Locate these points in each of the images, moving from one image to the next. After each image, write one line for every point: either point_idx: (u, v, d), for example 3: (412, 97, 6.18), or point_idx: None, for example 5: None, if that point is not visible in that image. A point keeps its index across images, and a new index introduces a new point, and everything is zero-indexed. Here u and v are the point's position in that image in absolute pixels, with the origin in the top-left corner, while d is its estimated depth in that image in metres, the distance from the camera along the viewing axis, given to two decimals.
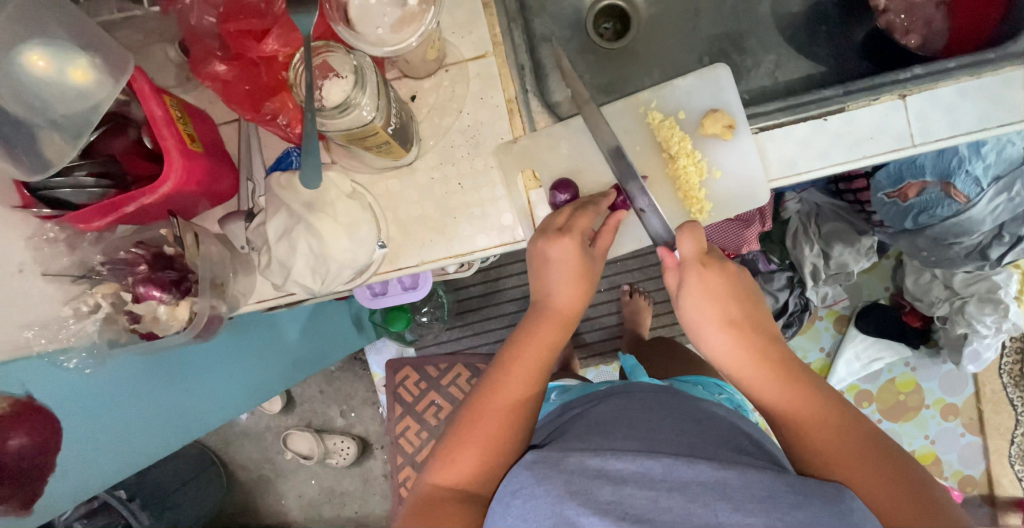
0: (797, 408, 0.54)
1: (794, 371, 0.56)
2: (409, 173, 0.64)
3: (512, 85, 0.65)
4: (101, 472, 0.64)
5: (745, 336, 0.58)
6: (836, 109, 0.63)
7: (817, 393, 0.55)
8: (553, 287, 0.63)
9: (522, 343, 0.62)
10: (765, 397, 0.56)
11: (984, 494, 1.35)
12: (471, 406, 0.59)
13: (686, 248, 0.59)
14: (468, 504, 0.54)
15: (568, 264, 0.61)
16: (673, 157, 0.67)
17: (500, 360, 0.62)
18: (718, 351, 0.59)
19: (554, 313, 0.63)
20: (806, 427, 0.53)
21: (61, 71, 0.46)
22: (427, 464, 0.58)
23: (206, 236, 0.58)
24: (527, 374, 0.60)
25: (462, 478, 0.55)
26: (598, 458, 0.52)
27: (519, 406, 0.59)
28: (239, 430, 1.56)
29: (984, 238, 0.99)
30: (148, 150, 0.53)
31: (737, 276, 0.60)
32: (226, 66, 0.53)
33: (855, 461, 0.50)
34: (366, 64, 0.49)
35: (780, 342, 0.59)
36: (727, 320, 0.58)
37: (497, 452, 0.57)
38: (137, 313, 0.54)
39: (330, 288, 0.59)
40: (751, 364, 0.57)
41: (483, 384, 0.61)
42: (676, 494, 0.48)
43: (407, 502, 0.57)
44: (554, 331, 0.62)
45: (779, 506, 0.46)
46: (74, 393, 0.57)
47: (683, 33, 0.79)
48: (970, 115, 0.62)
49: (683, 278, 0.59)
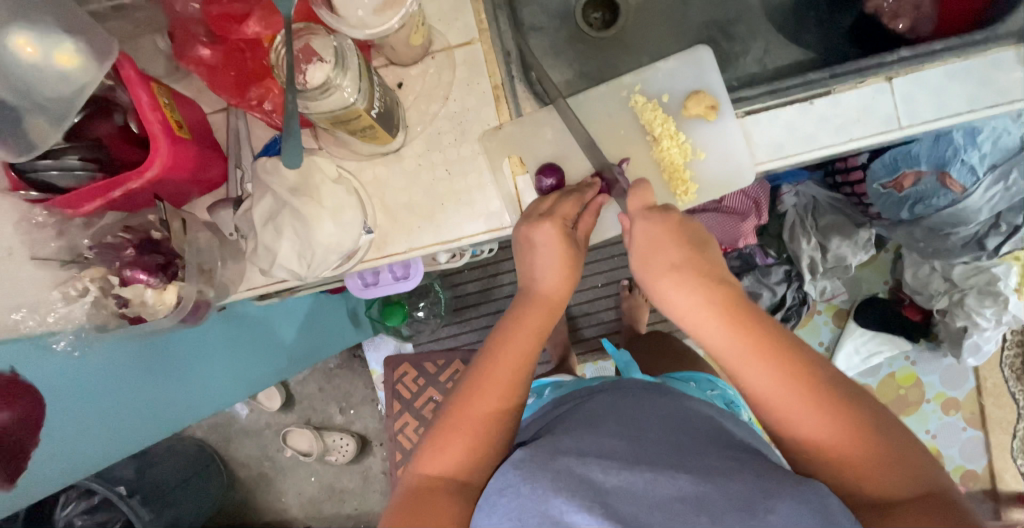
0: (745, 361, 0.52)
1: (741, 312, 0.54)
2: (396, 160, 0.64)
3: (498, 71, 0.65)
4: (92, 459, 0.64)
5: (695, 281, 0.56)
6: (823, 92, 0.63)
7: (765, 336, 0.52)
8: (540, 272, 0.63)
9: (510, 331, 0.61)
10: (715, 347, 0.54)
11: (987, 489, 1.33)
12: (460, 393, 0.59)
13: (634, 204, 0.61)
14: (460, 493, 0.54)
15: (552, 248, 0.62)
16: (657, 139, 0.68)
17: (488, 347, 0.62)
18: (668, 300, 0.57)
19: (542, 299, 0.63)
20: (753, 382, 0.52)
21: (47, 55, 0.47)
22: (417, 452, 0.58)
23: (195, 223, 0.59)
24: (514, 360, 0.60)
25: (449, 467, 0.56)
26: (582, 465, 0.53)
27: (509, 395, 0.59)
28: (239, 428, 1.56)
29: (981, 228, 0.98)
30: (136, 136, 0.54)
31: (678, 221, 0.60)
32: (211, 51, 0.53)
33: (809, 412, 0.49)
34: (347, 47, 0.49)
35: (730, 283, 0.56)
36: (672, 267, 0.57)
37: (486, 440, 0.57)
38: (125, 297, 0.54)
39: (317, 274, 0.59)
40: (699, 316, 0.55)
41: (472, 371, 0.61)
42: (657, 512, 0.49)
43: (397, 490, 0.57)
44: (542, 317, 0.62)
45: (755, 513, 0.46)
46: (62, 379, 0.56)
47: (672, 20, 0.79)
48: (958, 98, 0.62)
49: (632, 232, 0.61)
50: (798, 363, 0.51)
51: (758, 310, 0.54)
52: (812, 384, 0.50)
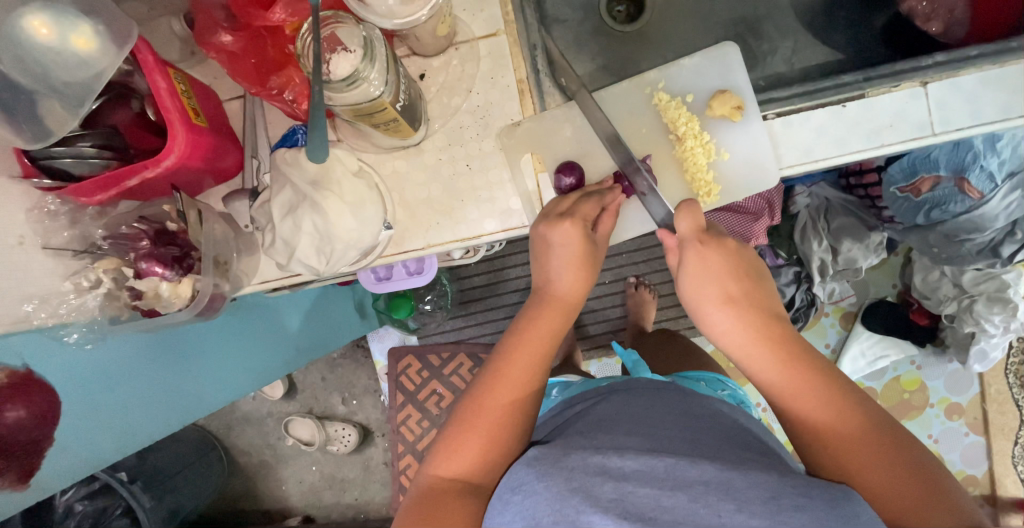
0: (799, 393, 0.53)
1: (795, 347, 0.55)
2: (416, 154, 0.63)
3: (524, 65, 0.63)
4: (103, 452, 0.63)
5: (745, 314, 0.57)
6: (856, 95, 0.61)
7: (821, 374, 0.53)
8: (555, 270, 0.62)
9: (525, 331, 0.60)
10: (767, 379, 0.55)
11: (986, 494, 1.34)
12: (472, 395, 0.58)
13: (684, 224, 0.58)
14: (473, 494, 0.53)
15: (570, 248, 0.60)
16: (681, 138, 0.66)
17: (500, 350, 0.60)
18: (719, 330, 0.58)
19: (557, 300, 0.62)
20: (804, 412, 0.52)
21: (63, 38, 0.44)
22: (429, 456, 0.57)
23: (210, 213, 0.57)
24: (530, 360, 0.59)
25: (462, 469, 0.55)
26: (599, 456, 0.52)
27: (524, 395, 0.58)
28: (240, 415, 1.56)
29: (997, 235, 0.97)
30: (153, 123, 0.52)
31: (736, 251, 0.59)
32: (232, 37, 0.51)
33: (857, 450, 0.49)
34: (376, 37, 0.48)
35: (783, 320, 0.57)
36: (725, 298, 0.57)
37: (500, 442, 0.56)
38: (139, 289, 0.53)
39: (335, 270, 0.57)
40: (752, 345, 0.56)
41: (484, 373, 0.60)
42: (679, 493, 0.48)
43: (409, 493, 0.56)
44: (559, 318, 0.61)
45: (782, 507, 0.45)
46: (73, 371, 0.55)
47: (699, 16, 0.77)
48: (993, 105, 0.60)
49: (683, 257, 0.59)
50: (853, 402, 0.52)
51: (813, 348, 0.55)
52: (862, 422, 0.50)
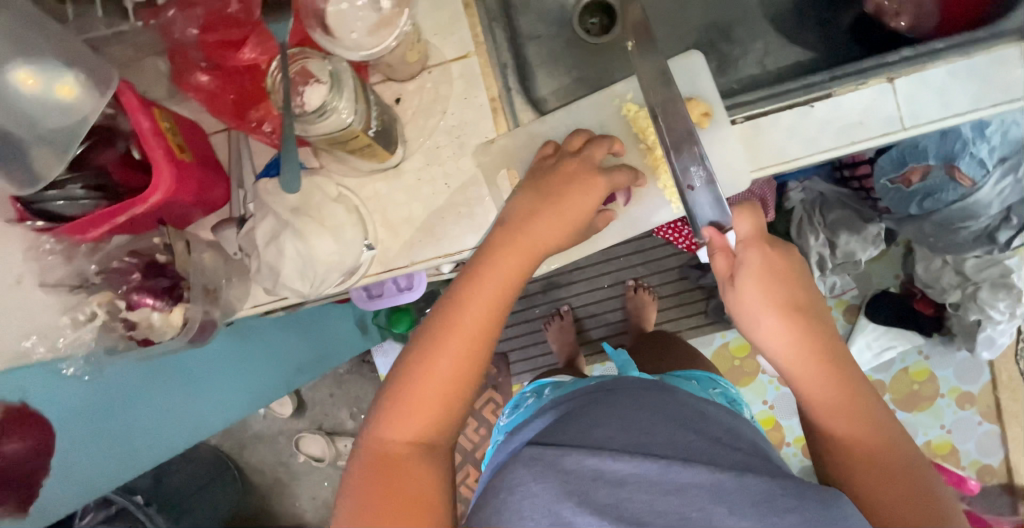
0: (847, 411, 0.53)
1: (846, 368, 0.55)
2: (395, 176, 0.64)
3: (496, 84, 0.65)
4: (105, 478, 0.67)
5: (807, 325, 0.56)
6: (823, 95, 0.62)
7: (867, 400, 0.54)
8: (535, 217, 0.57)
9: (480, 275, 0.55)
10: (811, 390, 0.55)
11: (1004, 483, 1.33)
12: (419, 347, 0.53)
13: (741, 225, 0.59)
14: (430, 458, 0.51)
15: (581, 189, 0.59)
16: (651, 148, 0.67)
17: (452, 292, 0.55)
18: (772, 337, 0.57)
19: (521, 242, 0.56)
20: (839, 429, 0.53)
21: (48, 87, 0.48)
22: (373, 417, 0.53)
23: (198, 242, 0.59)
24: (486, 304, 0.54)
25: (411, 428, 0.51)
26: (594, 459, 0.53)
27: (478, 346, 0.53)
28: (253, 434, 1.58)
29: (993, 222, 0.96)
30: (138, 161, 0.53)
31: (795, 261, 0.59)
32: (209, 77, 0.55)
33: (881, 478, 0.51)
34: (343, 69, 0.50)
35: (837, 338, 0.57)
36: (791, 306, 0.57)
37: (453, 396, 0.52)
38: (132, 320, 0.55)
39: (320, 292, 0.59)
40: (803, 356, 0.55)
41: (432, 320, 0.54)
42: (672, 497, 0.49)
43: (355, 457, 0.52)
44: (521, 258, 0.56)
45: (774, 509, 0.47)
46: (72, 406, 0.58)
47: (671, 23, 0.78)
48: (962, 96, 0.61)
49: (740, 257, 0.58)
50: (889, 435, 0.53)
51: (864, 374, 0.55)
52: (892, 455, 0.52)
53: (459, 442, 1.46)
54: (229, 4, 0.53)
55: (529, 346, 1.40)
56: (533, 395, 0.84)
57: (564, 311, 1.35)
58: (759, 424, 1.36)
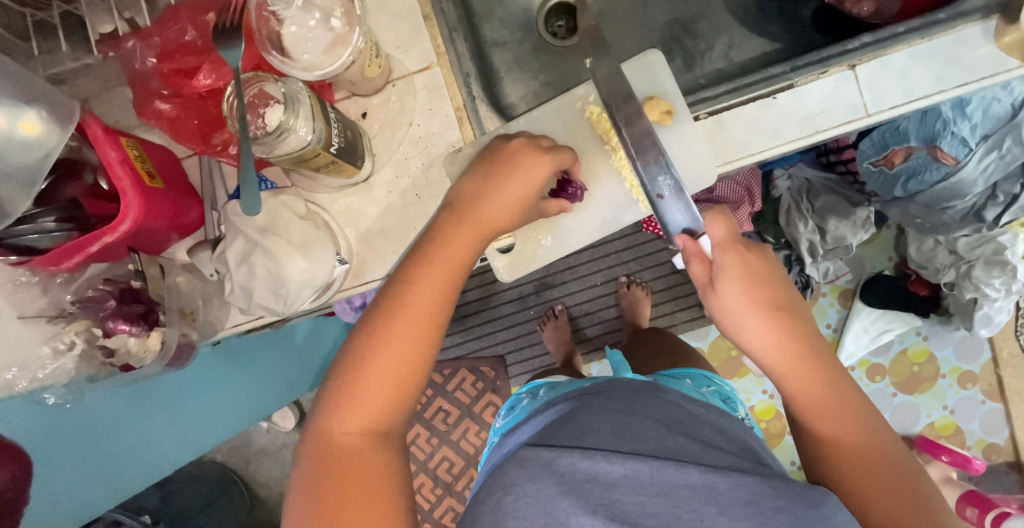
0: (828, 411, 0.54)
1: (828, 367, 0.56)
2: (366, 189, 0.65)
3: (459, 93, 0.65)
4: (96, 499, 0.70)
5: (788, 324, 0.57)
6: (785, 86, 0.63)
7: (845, 394, 0.55)
8: (484, 196, 0.57)
9: (429, 260, 0.55)
10: (791, 387, 0.56)
11: (1011, 460, 1.31)
12: (368, 335, 0.52)
13: (716, 229, 0.59)
14: (382, 447, 0.51)
15: (524, 173, 0.58)
16: (615, 149, 0.68)
17: (400, 275, 0.54)
18: (757, 340, 0.57)
19: (471, 221, 0.57)
20: (822, 425, 0.54)
21: (11, 124, 0.49)
22: (322, 405, 0.52)
23: (172, 267, 0.62)
24: (440, 286, 0.54)
25: (365, 418, 0.51)
26: (587, 461, 0.52)
27: (429, 330, 0.53)
28: (257, 449, 1.58)
29: (978, 200, 0.96)
30: (108, 192, 0.56)
31: (773, 261, 0.60)
32: (168, 104, 0.57)
33: (862, 471, 0.51)
34: (298, 89, 0.51)
35: (819, 337, 0.57)
36: (773, 307, 0.57)
37: (404, 379, 0.52)
38: (110, 347, 0.57)
39: (295, 308, 0.60)
40: (784, 355, 0.56)
41: (379, 304, 0.54)
42: (663, 499, 0.49)
43: (304, 446, 0.52)
44: (471, 242, 0.57)
45: (763, 511, 0.47)
46: (57, 431, 0.61)
47: (635, 22, 0.78)
48: (926, 79, 0.62)
49: (716, 257, 0.58)
50: (872, 435, 0.53)
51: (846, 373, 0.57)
52: (875, 452, 0.52)
53: (462, 447, 1.46)
54: (185, 32, 0.56)
55: (525, 348, 1.41)
56: (528, 396, 0.83)
57: (557, 311, 1.35)
58: (759, 414, 1.35)
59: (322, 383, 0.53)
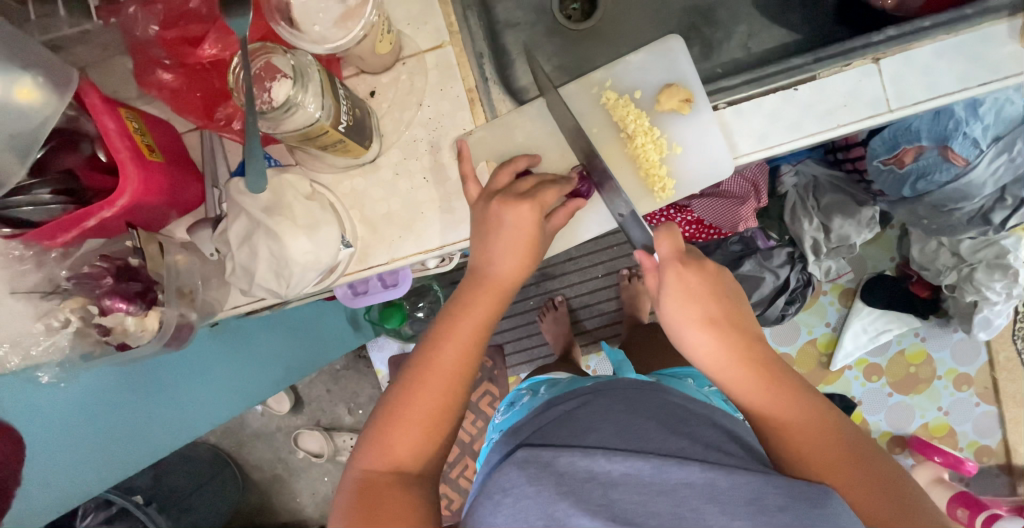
0: (786, 416, 0.53)
1: (776, 371, 0.55)
2: (372, 171, 0.63)
3: (471, 74, 0.63)
4: (88, 481, 0.68)
5: (727, 337, 0.56)
6: (807, 78, 0.61)
7: (799, 392, 0.55)
8: (496, 256, 0.58)
9: (459, 316, 0.57)
10: (747, 402, 0.55)
11: (1002, 463, 1.32)
12: (402, 386, 0.55)
13: (663, 247, 0.59)
14: (413, 483, 0.53)
15: (522, 230, 0.58)
16: (631, 136, 0.66)
17: (432, 333, 0.58)
18: (699, 351, 0.57)
19: (491, 283, 0.59)
20: (792, 431, 0.53)
21: (6, 90, 0.46)
22: (359, 448, 0.55)
23: (171, 244, 0.59)
24: (467, 340, 0.56)
25: (398, 458, 0.53)
26: (587, 459, 0.51)
27: (458, 379, 0.56)
28: (251, 431, 1.57)
29: (986, 202, 0.94)
30: (105, 164, 0.53)
31: (715, 273, 0.59)
32: (172, 75, 0.55)
33: (842, 470, 0.50)
34: (307, 63, 0.49)
35: (764, 342, 0.58)
36: (707, 319, 0.57)
37: (436, 425, 0.54)
38: (106, 325, 0.56)
39: (298, 291, 0.58)
40: (734, 369, 0.55)
41: (411, 364, 0.57)
42: (664, 498, 0.48)
43: (342, 487, 0.54)
44: (492, 302, 0.59)
45: (765, 509, 0.46)
46: (51, 410, 0.60)
47: (653, 6, 0.75)
48: (949, 75, 0.60)
49: (662, 280, 0.58)
50: (834, 429, 0.53)
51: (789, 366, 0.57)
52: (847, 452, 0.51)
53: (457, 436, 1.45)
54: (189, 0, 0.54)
55: (524, 337, 1.40)
56: (529, 393, 0.82)
57: (557, 301, 1.34)
58: None
59: (363, 429, 0.56)
